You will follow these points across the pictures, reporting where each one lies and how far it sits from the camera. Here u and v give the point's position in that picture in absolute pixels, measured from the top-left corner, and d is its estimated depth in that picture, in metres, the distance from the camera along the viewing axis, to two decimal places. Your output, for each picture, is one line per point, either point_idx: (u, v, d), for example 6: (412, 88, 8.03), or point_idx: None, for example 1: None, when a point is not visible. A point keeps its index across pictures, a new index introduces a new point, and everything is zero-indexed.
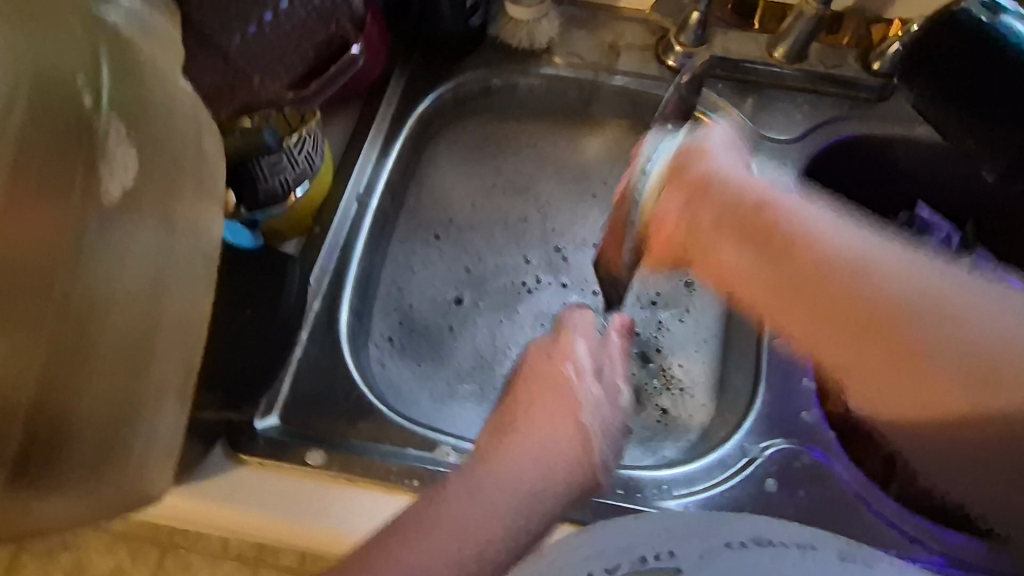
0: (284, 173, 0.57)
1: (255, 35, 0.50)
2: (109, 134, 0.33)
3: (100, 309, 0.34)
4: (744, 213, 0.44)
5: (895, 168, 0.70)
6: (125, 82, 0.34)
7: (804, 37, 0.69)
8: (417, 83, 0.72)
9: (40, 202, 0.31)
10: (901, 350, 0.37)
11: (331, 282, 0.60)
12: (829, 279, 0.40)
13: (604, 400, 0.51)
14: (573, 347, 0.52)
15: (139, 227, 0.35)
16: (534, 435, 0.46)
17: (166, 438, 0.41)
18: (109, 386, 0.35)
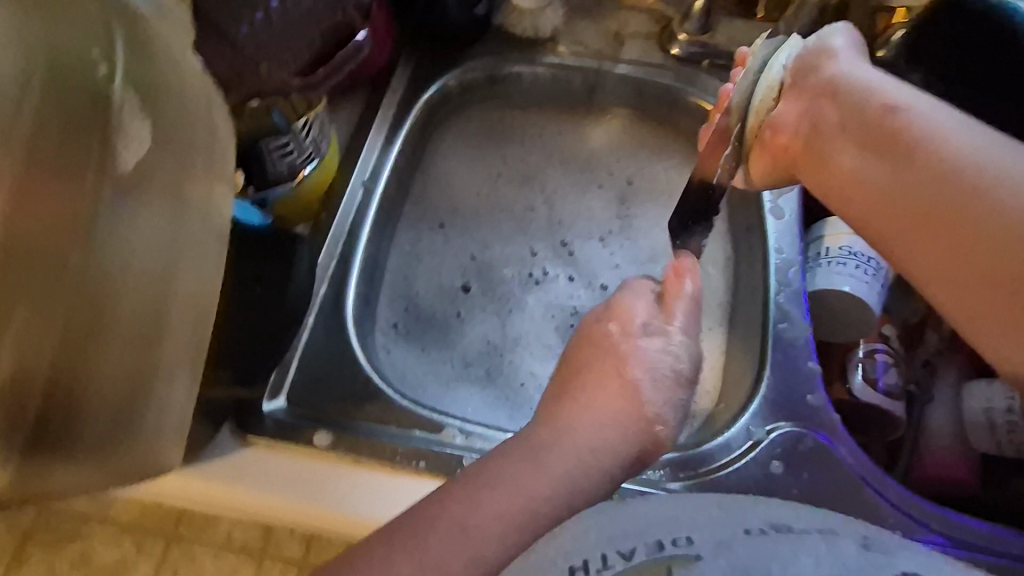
0: (292, 155, 0.57)
1: (264, 19, 0.51)
2: (123, 106, 0.33)
3: (114, 290, 0.36)
4: (869, 120, 0.48)
5: None
6: (139, 63, 0.34)
7: (807, 25, 0.69)
8: (422, 72, 0.73)
9: (46, 186, 0.31)
10: (959, 221, 0.41)
11: (338, 266, 0.61)
12: (930, 184, 0.43)
13: (662, 360, 0.50)
14: (628, 308, 0.52)
15: (150, 212, 0.37)
16: (590, 408, 0.46)
17: (175, 415, 0.43)
18: (122, 362, 0.38)
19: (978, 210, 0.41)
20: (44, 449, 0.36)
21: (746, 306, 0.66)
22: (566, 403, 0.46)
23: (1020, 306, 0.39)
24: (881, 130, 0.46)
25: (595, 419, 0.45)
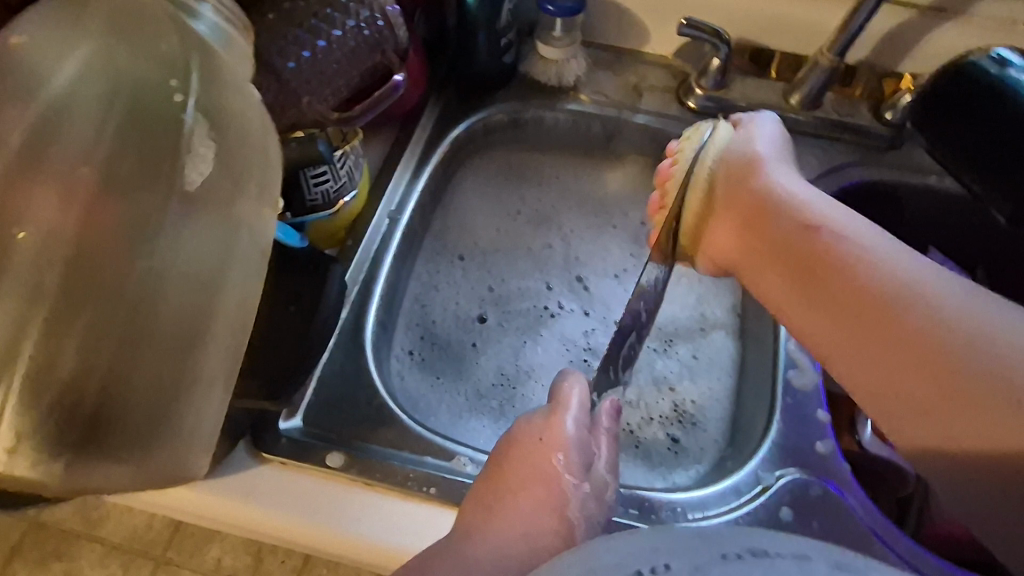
0: (327, 183, 0.59)
1: (308, 59, 0.57)
2: (193, 129, 0.40)
3: (160, 294, 0.40)
4: (782, 242, 0.53)
5: (908, 213, 0.73)
6: (210, 91, 0.40)
7: (818, 86, 0.73)
8: (450, 113, 0.77)
9: (128, 198, 0.40)
10: (897, 343, 0.44)
11: (360, 292, 0.63)
12: (868, 294, 0.47)
13: (594, 502, 0.48)
14: (558, 432, 0.50)
15: (205, 221, 0.41)
16: (518, 520, 0.44)
17: (211, 419, 0.43)
18: (160, 363, 0.40)
19: (961, 354, 0.42)
20: (86, 447, 0.37)
21: (756, 358, 0.66)
22: (498, 507, 0.46)
23: (969, 407, 0.41)
24: (802, 249, 0.51)
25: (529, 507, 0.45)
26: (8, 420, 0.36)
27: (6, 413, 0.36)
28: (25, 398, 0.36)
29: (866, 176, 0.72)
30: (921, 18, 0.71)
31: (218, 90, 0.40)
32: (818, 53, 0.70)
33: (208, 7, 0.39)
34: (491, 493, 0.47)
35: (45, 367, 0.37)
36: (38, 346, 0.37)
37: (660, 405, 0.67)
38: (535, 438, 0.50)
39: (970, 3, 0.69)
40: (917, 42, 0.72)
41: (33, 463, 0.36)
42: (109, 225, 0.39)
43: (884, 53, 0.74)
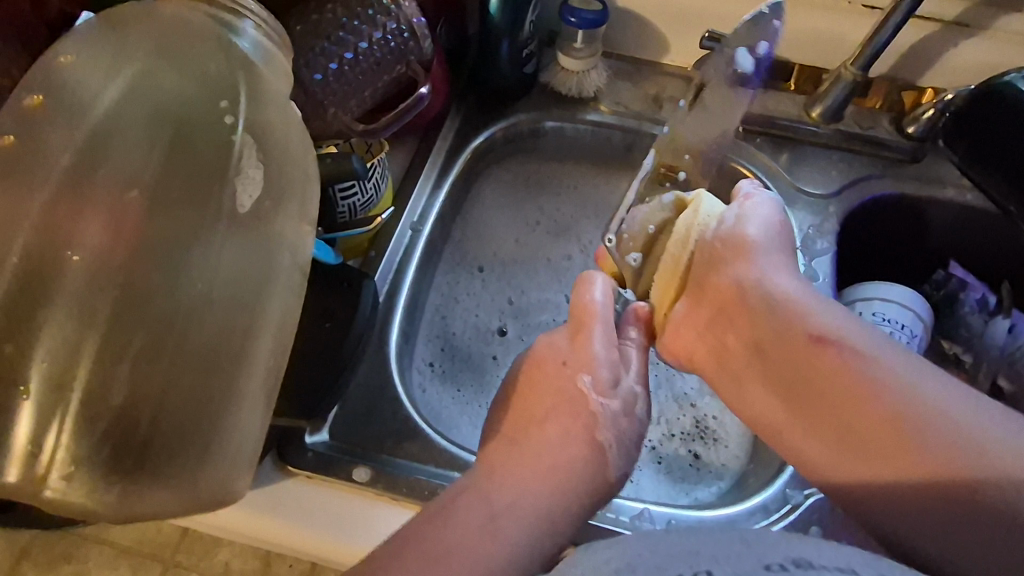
0: (354, 198, 0.58)
1: (335, 70, 0.59)
2: (242, 153, 0.40)
3: (207, 317, 0.40)
4: (783, 334, 0.49)
5: (931, 228, 0.73)
6: (255, 107, 0.41)
7: (840, 98, 0.72)
8: (471, 122, 0.77)
9: (176, 213, 0.40)
10: (909, 465, 0.41)
11: (384, 304, 0.63)
12: (865, 406, 0.44)
13: (624, 417, 0.52)
14: (590, 351, 0.53)
15: (250, 240, 0.41)
16: (549, 449, 0.49)
17: (253, 437, 0.43)
18: (209, 386, 0.39)
19: (955, 456, 0.40)
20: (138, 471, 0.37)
21: None
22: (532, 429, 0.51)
23: (925, 492, 0.41)
24: (784, 347, 0.48)
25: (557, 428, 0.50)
26: (65, 449, 0.36)
27: (64, 440, 0.36)
28: (80, 427, 0.36)
29: (890, 189, 0.72)
30: (943, 32, 0.71)
31: (265, 111, 0.41)
32: (842, 66, 0.70)
33: (251, 24, 0.40)
34: (517, 429, 0.51)
35: (98, 396, 0.37)
36: (89, 375, 0.37)
37: (681, 420, 0.67)
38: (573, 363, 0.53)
39: (996, 18, 0.69)
40: (939, 56, 0.72)
41: (91, 488, 0.36)
42: (155, 245, 0.39)
43: (905, 67, 0.74)
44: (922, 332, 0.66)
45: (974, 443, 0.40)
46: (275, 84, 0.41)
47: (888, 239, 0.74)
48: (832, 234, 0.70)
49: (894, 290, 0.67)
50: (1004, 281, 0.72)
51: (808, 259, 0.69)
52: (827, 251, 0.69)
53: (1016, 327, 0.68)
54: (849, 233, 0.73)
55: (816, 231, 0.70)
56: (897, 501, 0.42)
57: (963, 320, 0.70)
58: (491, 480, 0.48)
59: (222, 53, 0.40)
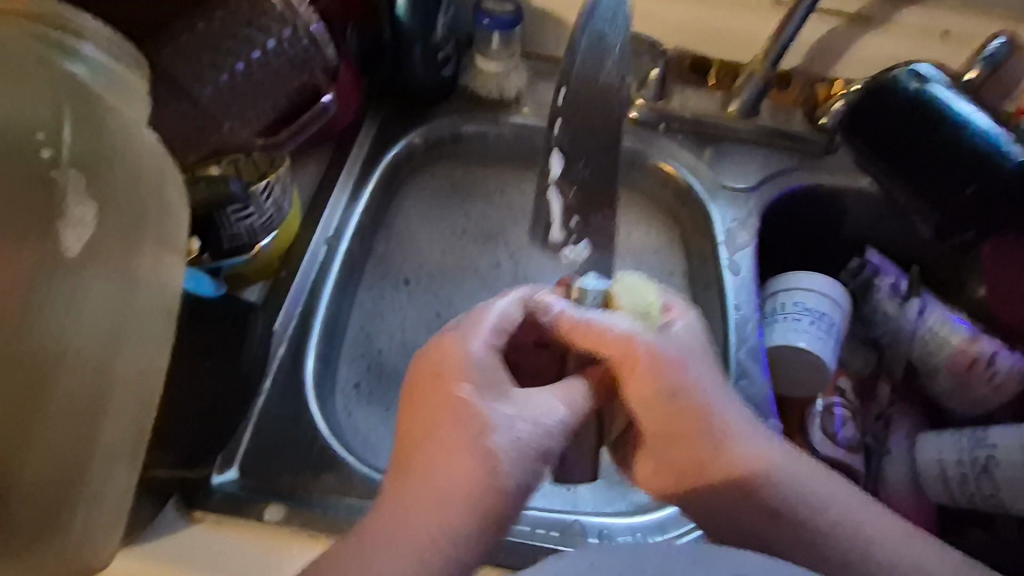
0: (251, 219, 0.55)
1: (227, 84, 0.56)
2: (66, 190, 0.37)
3: (47, 375, 0.36)
4: (682, 435, 0.47)
5: (847, 216, 0.75)
6: (91, 136, 0.38)
7: (754, 94, 0.74)
8: (389, 129, 0.74)
9: (2, 253, 0.36)
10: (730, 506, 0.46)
11: (297, 328, 0.59)
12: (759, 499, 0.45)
13: (520, 423, 0.44)
14: (478, 361, 0.46)
15: (93, 283, 0.38)
16: (431, 477, 0.42)
17: (110, 496, 0.39)
18: (53, 448, 0.36)
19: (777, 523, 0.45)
20: None
21: None
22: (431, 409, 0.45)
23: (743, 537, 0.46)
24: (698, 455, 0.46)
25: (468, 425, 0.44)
26: None
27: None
28: None
29: (805, 180, 0.74)
30: (847, 26, 0.73)
31: (98, 141, 0.38)
32: (753, 62, 0.72)
33: (89, 45, 0.37)
34: (407, 459, 0.43)
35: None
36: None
37: None
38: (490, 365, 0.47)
39: (894, 12, 0.71)
40: (846, 48, 0.74)
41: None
42: None
43: (815, 61, 0.76)
44: (841, 320, 0.67)
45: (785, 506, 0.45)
46: (110, 107, 0.38)
47: (808, 228, 0.76)
48: (754, 227, 0.71)
49: (813, 279, 0.68)
50: (913, 263, 0.75)
51: (731, 254, 0.69)
52: (749, 244, 0.70)
53: (925, 309, 0.69)
54: (770, 224, 0.75)
55: (739, 226, 0.71)
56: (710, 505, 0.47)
57: (878, 306, 0.71)
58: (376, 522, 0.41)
59: (50, 77, 0.37)
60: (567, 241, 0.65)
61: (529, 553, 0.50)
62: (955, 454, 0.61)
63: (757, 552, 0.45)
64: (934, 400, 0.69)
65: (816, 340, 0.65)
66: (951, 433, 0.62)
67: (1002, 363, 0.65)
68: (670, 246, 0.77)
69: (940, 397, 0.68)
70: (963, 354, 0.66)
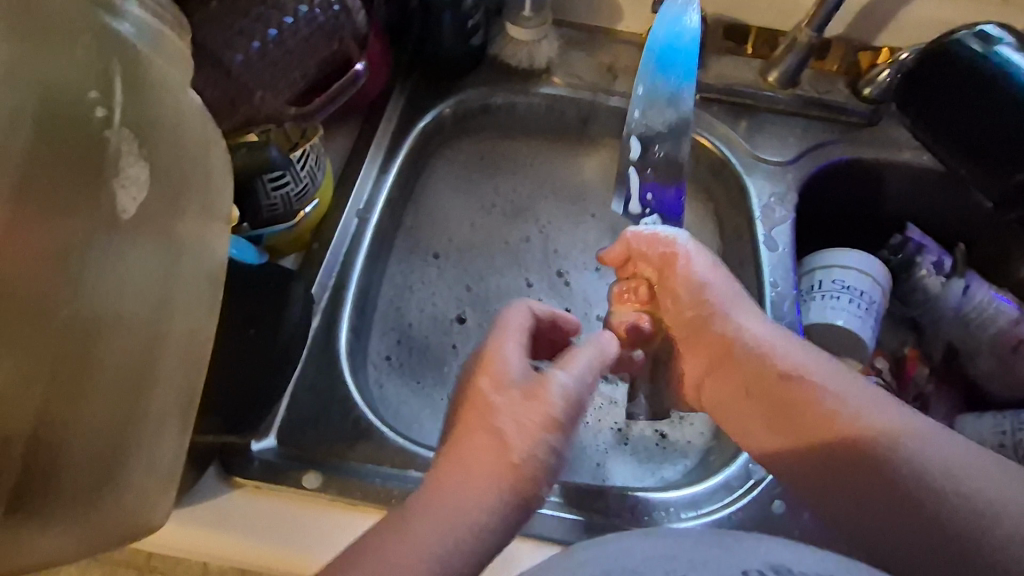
0: (288, 187, 0.55)
1: (258, 50, 0.54)
2: (120, 147, 0.36)
3: (100, 339, 0.36)
4: (748, 377, 0.48)
5: (890, 191, 0.72)
6: (135, 96, 0.37)
7: (795, 63, 0.71)
8: (418, 100, 0.73)
9: (59, 215, 0.35)
10: (818, 451, 0.45)
11: (331, 299, 0.59)
12: (846, 443, 0.44)
13: (574, 405, 0.44)
14: (517, 364, 0.46)
15: (144, 247, 0.39)
16: (475, 450, 0.41)
17: (163, 452, 0.40)
18: (106, 410, 0.36)
19: (885, 458, 0.42)
20: (27, 513, 0.34)
21: None
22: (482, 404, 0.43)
23: (874, 500, 0.42)
24: (766, 399, 0.47)
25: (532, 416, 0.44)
26: None
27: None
28: None
29: (846, 154, 0.71)
30: None
31: (146, 101, 0.37)
32: (796, 30, 0.68)
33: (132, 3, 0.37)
34: (446, 443, 0.42)
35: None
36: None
37: None
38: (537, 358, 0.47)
39: None
40: (893, 15, 0.71)
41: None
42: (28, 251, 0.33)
43: (860, 28, 0.72)
44: (881, 298, 0.66)
45: (900, 452, 0.42)
46: (161, 69, 0.38)
47: (846, 205, 0.74)
48: (794, 201, 0.69)
49: (854, 256, 0.66)
50: (957, 242, 0.72)
51: (768, 229, 0.67)
52: (787, 219, 0.68)
53: (971, 288, 0.67)
54: (809, 198, 0.72)
55: (778, 201, 0.69)
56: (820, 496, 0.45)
57: (920, 284, 0.68)
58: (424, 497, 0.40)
59: (92, 34, 0.35)
60: (644, 212, 0.64)
61: (565, 525, 0.50)
62: (996, 438, 0.59)
63: (880, 502, 0.42)
64: (974, 383, 0.67)
65: (856, 318, 0.63)
66: (993, 416, 0.61)
67: None
68: (702, 223, 0.75)
69: (981, 378, 0.66)
70: (1007, 336, 0.64)
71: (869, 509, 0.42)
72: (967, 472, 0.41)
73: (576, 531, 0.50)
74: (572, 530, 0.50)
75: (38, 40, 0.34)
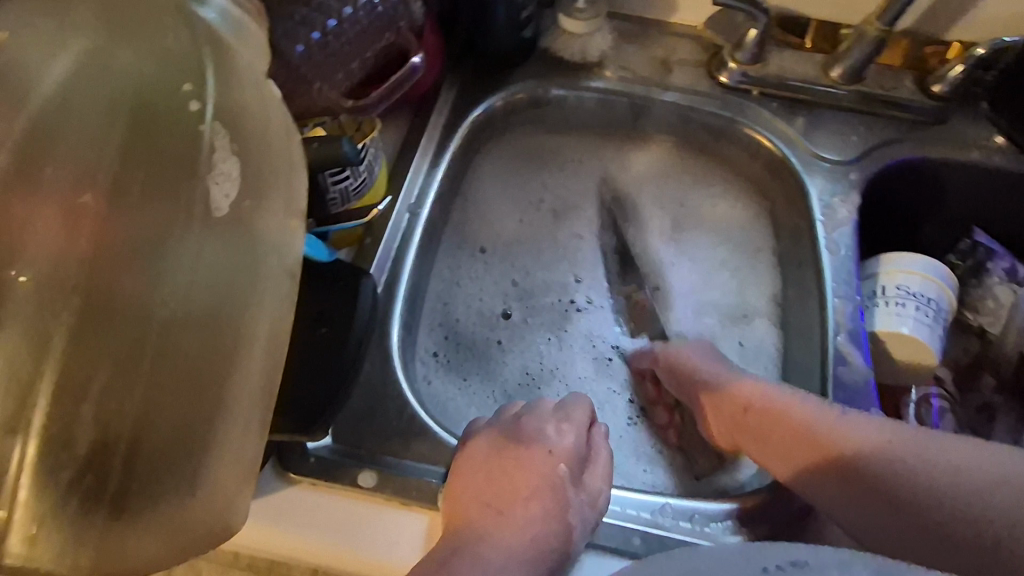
0: (346, 182, 0.54)
1: (318, 41, 0.54)
2: (212, 143, 0.36)
3: (180, 335, 0.36)
4: (764, 425, 0.53)
5: (956, 192, 0.69)
6: (225, 89, 0.37)
7: (861, 59, 0.68)
8: (468, 93, 0.71)
9: (155, 207, 0.36)
10: (846, 487, 0.49)
11: (383, 294, 0.59)
12: (866, 473, 0.48)
13: (590, 509, 0.48)
14: (569, 443, 0.51)
15: (233, 241, 0.38)
16: (507, 519, 0.46)
17: (242, 451, 0.38)
18: (188, 410, 0.36)
19: (903, 480, 0.47)
20: (122, 515, 0.34)
21: (801, 353, 0.63)
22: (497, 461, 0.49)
23: (904, 521, 0.46)
24: (786, 446, 0.52)
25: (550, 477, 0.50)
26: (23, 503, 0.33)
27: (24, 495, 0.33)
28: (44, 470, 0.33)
29: (914, 153, 0.68)
30: None
31: (236, 96, 0.37)
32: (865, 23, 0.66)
33: None
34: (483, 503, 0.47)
35: (64, 436, 0.33)
36: (53, 415, 0.33)
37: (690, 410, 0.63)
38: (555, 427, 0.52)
39: None
40: (971, 7, 0.67)
41: (63, 541, 0.34)
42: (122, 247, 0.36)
43: (934, 19, 0.69)
44: (947, 306, 0.63)
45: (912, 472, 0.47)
46: (246, 59, 0.38)
47: (911, 205, 0.70)
48: (857, 201, 0.66)
49: (920, 262, 0.63)
50: None
51: (830, 231, 0.65)
52: (849, 221, 0.65)
53: None
54: (873, 199, 0.69)
55: (840, 201, 0.66)
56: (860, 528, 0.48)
57: (991, 292, 0.66)
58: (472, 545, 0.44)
59: (188, 32, 0.36)
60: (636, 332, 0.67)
61: (624, 534, 0.49)
62: None
63: (912, 524, 0.46)
64: None
65: (925, 327, 0.61)
66: None
67: None
68: (758, 223, 0.73)
69: None
70: None
71: (902, 532, 0.46)
72: (973, 478, 0.46)
73: (636, 540, 0.48)
74: (632, 539, 0.48)
75: (140, 40, 0.37)
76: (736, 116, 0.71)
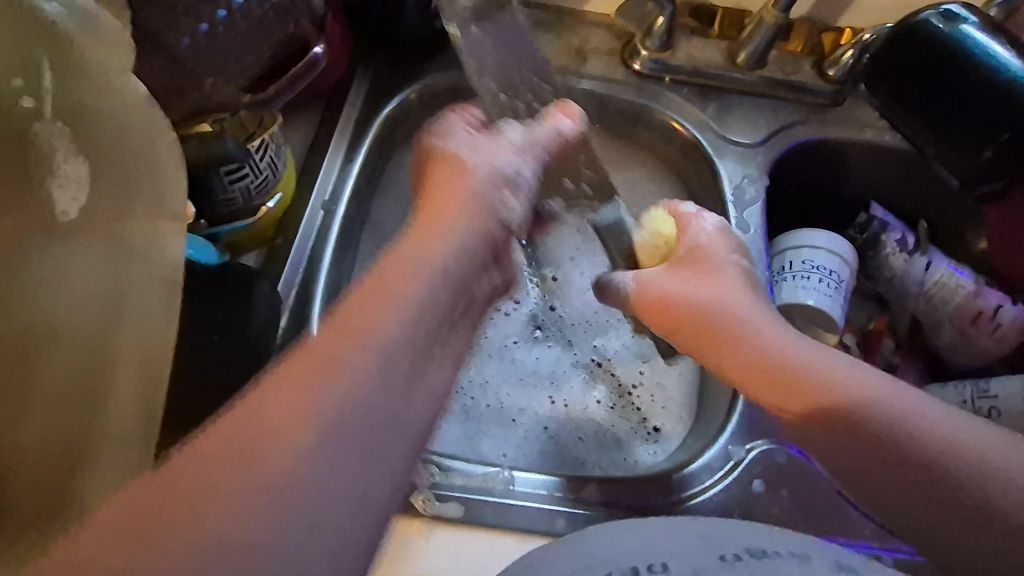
0: (246, 180, 0.52)
1: None
2: (53, 146, 0.38)
3: (46, 340, 0.39)
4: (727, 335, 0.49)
5: (854, 169, 0.73)
6: (71, 83, 0.38)
7: (763, 44, 0.71)
8: (381, 85, 0.70)
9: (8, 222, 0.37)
10: (817, 415, 0.45)
11: (299, 296, 0.57)
12: (838, 401, 0.45)
13: (503, 179, 0.45)
14: (475, 165, 0.45)
15: (93, 248, 0.41)
16: (363, 346, 0.34)
17: (126, 457, 0.43)
18: (49, 419, 0.39)
19: (876, 418, 0.44)
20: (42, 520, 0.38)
21: None
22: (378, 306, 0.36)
23: (875, 450, 0.43)
24: (753, 364, 0.48)
25: (442, 359, 0.38)
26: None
27: None
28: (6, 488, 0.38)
29: (813, 134, 0.72)
30: None
31: (78, 96, 0.39)
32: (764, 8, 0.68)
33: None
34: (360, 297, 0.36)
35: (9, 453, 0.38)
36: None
37: (613, 400, 0.64)
38: (467, 302, 0.41)
39: None
40: None
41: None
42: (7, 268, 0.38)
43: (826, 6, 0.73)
44: (848, 275, 0.67)
45: (877, 407, 0.44)
46: (88, 54, 0.38)
47: (814, 183, 0.75)
48: (762, 180, 0.70)
49: (820, 235, 0.67)
50: (919, 219, 0.74)
51: (739, 211, 0.68)
52: (756, 200, 0.68)
53: (932, 264, 0.69)
54: (779, 179, 0.73)
55: (748, 180, 0.69)
56: (832, 457, 0.45)
57: (885, 261, 0.70)
58: (295, 428, 0.31)
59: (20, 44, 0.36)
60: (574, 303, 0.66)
61: (548, 518, 0.49)
62: (958, 405, 0.61)
63: (906, 467, 0.43)
64: (936, 355, 0.70)
65: (825, 297, 0.64)
66: (955, 384, 0.62)
67: (1006, 316, 0.65)
68: None
69: (945, 350, 0.68)
70: (966, 308, 0.66)
71: (877, 469, 0.43)
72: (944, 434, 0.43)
73: (560, 523, 0.49)
74: (556, 522, 0.49)
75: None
76: (649, 102, 0.73)
